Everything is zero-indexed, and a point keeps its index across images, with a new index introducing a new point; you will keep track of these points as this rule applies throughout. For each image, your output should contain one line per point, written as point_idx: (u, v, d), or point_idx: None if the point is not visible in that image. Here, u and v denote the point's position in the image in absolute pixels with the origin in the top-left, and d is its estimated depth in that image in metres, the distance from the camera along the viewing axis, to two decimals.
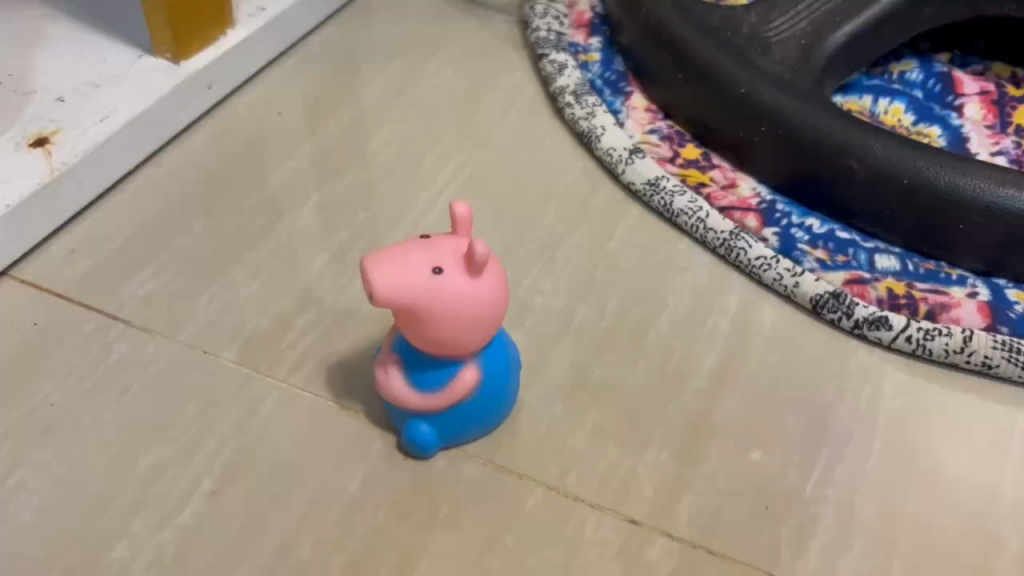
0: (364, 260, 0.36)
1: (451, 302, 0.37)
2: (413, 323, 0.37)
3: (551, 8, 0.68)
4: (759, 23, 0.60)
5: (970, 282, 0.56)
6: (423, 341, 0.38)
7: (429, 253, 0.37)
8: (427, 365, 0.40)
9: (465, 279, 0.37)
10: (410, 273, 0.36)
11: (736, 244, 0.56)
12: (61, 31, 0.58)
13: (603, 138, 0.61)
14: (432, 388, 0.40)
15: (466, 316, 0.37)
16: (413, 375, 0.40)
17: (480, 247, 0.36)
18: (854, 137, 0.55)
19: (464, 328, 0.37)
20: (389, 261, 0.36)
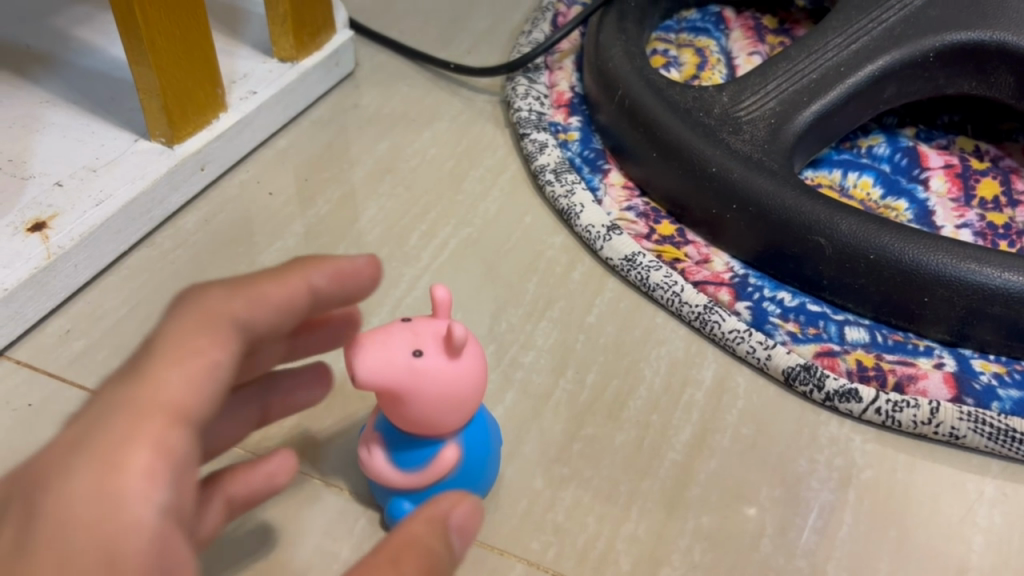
0: (345, 344, 0.34)
1: (433, 390, 0.34)
2: (394, 410, 0.35)
3: (531, 89, 0.70)
4: (731, 103, 0.59)
5: (937, 353, 0.50)
6: (404, 423, 0.36)
7: (414, 336, 0.35)
8: (410, 444, 0.37)
9: (449, 365, 0.35)
10: (390, 362, 0.34)
11: (710, 317, 0.51)
12: (60, 118, 0.63)
13: (583, 215, 0.59)
14: (417, 473, 0.37)
15: (452, 404, 0.35)
16: (397, 456, 0.37)
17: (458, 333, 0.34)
18: (822, 214, 0.51)
19: (450, 416, 0.35)
20: (370, 344, 0.34)
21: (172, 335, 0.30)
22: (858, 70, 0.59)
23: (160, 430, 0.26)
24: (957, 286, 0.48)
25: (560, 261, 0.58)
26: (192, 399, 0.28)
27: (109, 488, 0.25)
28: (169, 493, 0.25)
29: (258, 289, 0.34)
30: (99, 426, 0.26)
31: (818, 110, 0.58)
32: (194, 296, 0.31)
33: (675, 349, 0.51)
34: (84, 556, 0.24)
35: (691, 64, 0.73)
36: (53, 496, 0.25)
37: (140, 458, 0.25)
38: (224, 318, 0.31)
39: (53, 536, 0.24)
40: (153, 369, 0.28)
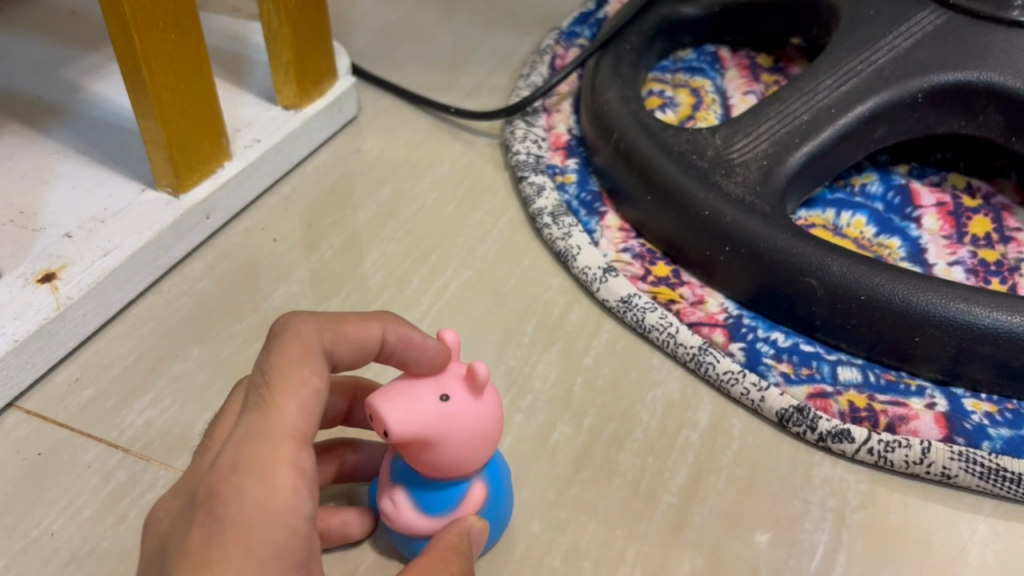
0: (372, 398, 0.35)
1: (466, 427, 0.36)
2: (426, 457, 0.36)
3: (529, 132, 0.72)
4: (723, 145, 0.60)
5: (929, 393, 0.50)
6: (432, 467, 0.36)
7: (434, 380, 0.36)
8: (436, 488, 0.38)
9: (475, 401, 0.36)
10: (419, 407, 0.35)
11: (705, 358, 0.52)
12: (70, 169, 0.64)
13: (580, 257, 0.60)
14: (445, 514, 0.38)
15: (483, 440, 0.36)
16: (422, 502, 0.38)
17: (483, 368, 0.35)
18: (813, 256, 0.52)
19: (481, 453, 0.37)
20: (398, 394, 0.35)
21: (278, 363, 0.32)
22: (849, 111, 0.60)
23: (297, 450, 0.31)
24: (947, 326, 0.49)
25: (558, 303, 0.59)
26: (311, 423, 0.32)
27: (275, 499, 0.30)
28: (311, 503, 0.30)
29: (341, 330, 0.35)
30: (252, 444, 0.30)
31: (809, 151, 0.59)
32: (289, 324, 0.34)
33: (671, 390, 0.52)
34: (265, 555, 0.29)
35: (687, 104, 0.74)
36: (230, 506, 0.29)
37: (289, 474, 0.30)
38: (315, 344, 0.34)
39: (237, 538, 0.29)
40: (276, 397, 0.31)
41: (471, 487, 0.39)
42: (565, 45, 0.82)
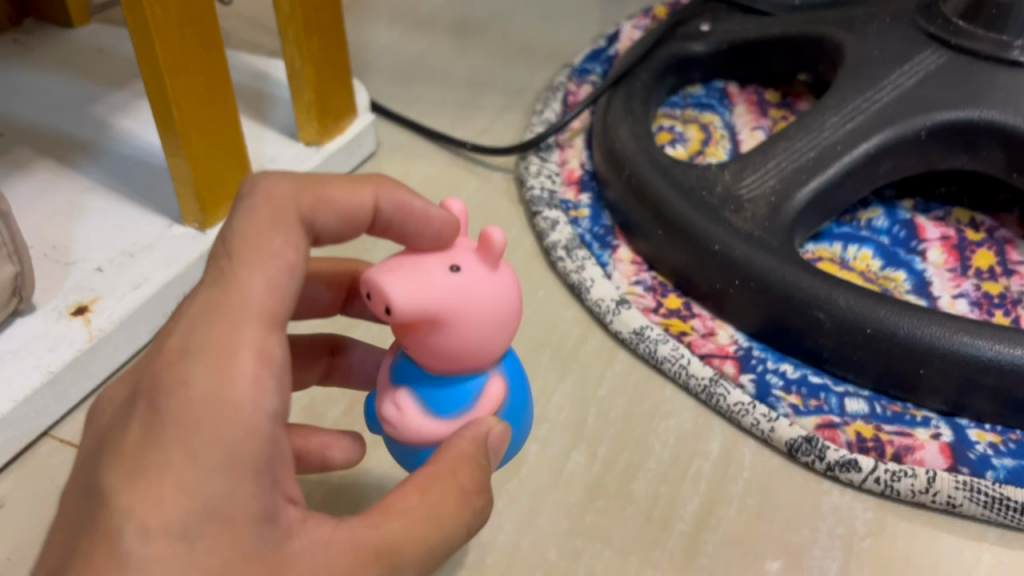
0: (375, 271, 0.34)
1: (478, 297, 0.35)
2: (436, 337, 0.35)
3: (543, 168, 0.74)
4: (733, 181, 0.62)
5: (935, 423, 0.52)
6: (440, 352, 0.36)
7: (441, 253, 0.36)
8: (442, 391, 0.37)
9: (486, 271, 0.36)
10: (425, 277, 0.34)
11: (716, 389, 0.54)
12: (100, 204, 0.67)
13: (593, 290, 0.61)
14: (453, 417, 0.37)
15: (498, 313, 0.36)
16: (429, 405, 0.37)
17: (497, 236, 0.36)
18: (820, 290, 0.53)
19: (497, 330, 0.36)
20: (402, 270, 0.34)
21: (246, 234, 0.32)
22: (854, 148, 0.62)
23: (260, 337, 0.30)
24: (951, 357, 0.50)
25: (572, 335, 0.60)
26: (281, 297, 0.31)
27: (226, 394, 0.29)
28: (276, 399, 0.30)
29: (323, 198, 0.35)
30: (205, 332, 0.30)
31: (816, 187, 0.61)
32: (261, 190, 0.34)
33: (683, 421, 0.54)
34: (210, 458, 0.28)
35: (696, 139, 0.76)
36: (174, 398, 0.29)
37: (248, 366, 0.29)
38: (289, 208, 0.34)
39: (180, 438, 0.28)
40: (242, 274, 0.31)
41: (482, 382, 0.38)
42: (577, 82, 0.84)
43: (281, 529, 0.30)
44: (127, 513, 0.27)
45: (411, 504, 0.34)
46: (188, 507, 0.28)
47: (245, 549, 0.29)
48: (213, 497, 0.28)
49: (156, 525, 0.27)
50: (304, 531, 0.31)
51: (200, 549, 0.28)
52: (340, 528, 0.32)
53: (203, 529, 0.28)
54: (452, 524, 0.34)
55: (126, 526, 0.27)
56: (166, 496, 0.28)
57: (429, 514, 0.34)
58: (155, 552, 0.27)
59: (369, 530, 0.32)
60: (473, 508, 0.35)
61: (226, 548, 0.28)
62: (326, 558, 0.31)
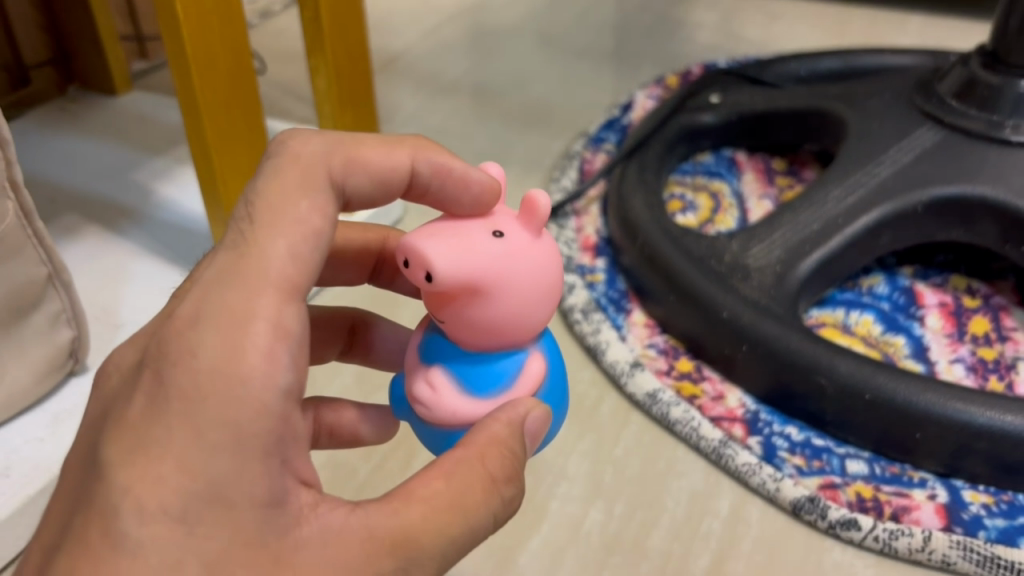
0: (420, 235, 0.36)
1: (520, 263, 0.37)
2: (477, 304, 0.37)
3: (561, 234, 0.78)
4: (740, 251, 0.66)
5: (931, 484, 0.55)
6: (480, 322, 0.37)
7: (481, 221, 0.38)
8: (476, 372, 0.39)
9: (527, 237, 0.38)
10: (469, 243, 0.36)
11: (725, 450, 0.57)
12: (143, 268, 0.71)
13: (609, 352, 0.65)
14: (487, 396, 0.38)
15: (538, 280, 0.38)
16: (462, 384, 0.38)
17: (541, 198, 0.38)
18: (822, 357, 0.57)
19: (539, 298, 0.38)
20: (449, 236, 0.36)
21: (274, 193, 0.34)
22: (855, 220, 0.66)
23: (278, 307, 0.32)
24: (945, 422, 0.53)
25: (590, 396, 0.64)
26: (298, 265, 0.33)
27: (234, 368, 0.30)
28: (288, 375, 0.31)
29: (357, 156, 0.39)
30: (219, 300, 0.31)
31: (818, 257, 0.65)
32: (291, 149, 0.37)
33: (694, 481, 0.57)
34: (215, 436, 0.29)
35: (706, 207, 0.80)
36: (181, 369, 0.30)
37: (262, 337, 0.31)
38: (322, 163, 0.37)
39: (186, 412, 0.29)
40: (267, 232, 0.33)
41: (520, 358, 0.39)
42: (592, 151, 0.89)
43: (287, 517, 0.31)
44: (126, 489, 0.28)
45: (436, 491, 0.33)
46: (190, 488, 0.29)
47: (246, 536, 0.29)
48: (216, 477, 0.29)
49: (153, 505, 0.28)
50: (315, 518, 0.32)
51: (198, 534, 0.29)
52: (354, 515, 0.32)
53: (203, 513, 0.29)
54: (477, 512, 0.34)
55: (123, 506, 0.28)
56: (167, 474, 0.29)
57: (453, 502, 0.33)
58: (154, 532, 0.28)
59: (386, 518, 0.32)
60: (500, 497, 0.35)
61: (228, 533, 0.29)
62: (336, 549, 0.31)
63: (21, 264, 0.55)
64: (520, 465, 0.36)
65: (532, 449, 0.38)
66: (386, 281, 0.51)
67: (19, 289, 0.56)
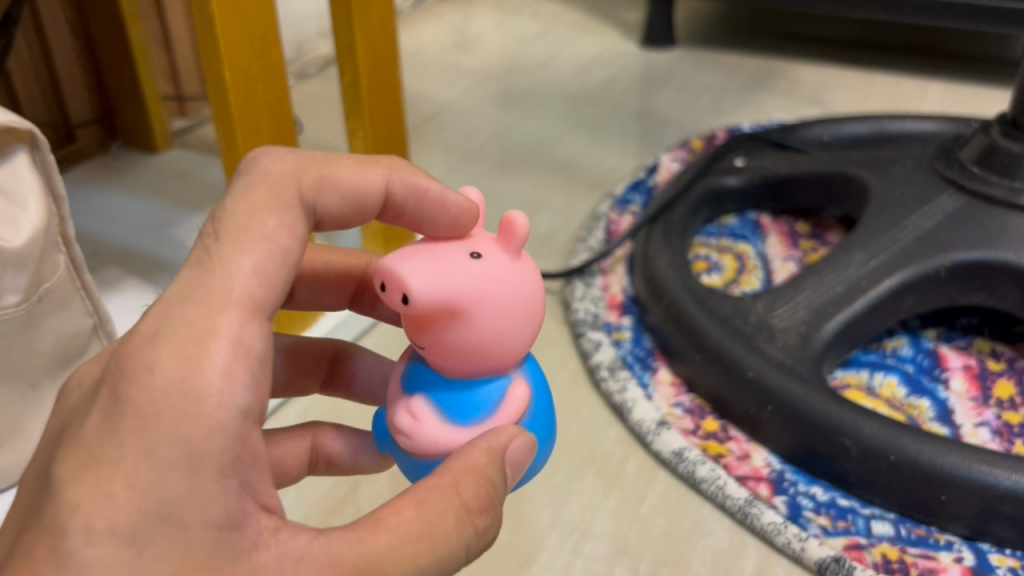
0: (399, 255, 0.37)
1: (499, 285, 0.38)
2: (457, 326, 0.38)
3: (587, 292, 0.80)
4: (765, 311, 0.68)
5: (957, 547, 0.55)
6: (462, 344, 0.38)
7: (459, 243, 0.39)
8: (461, 401, 0.39)
9: (506, 259, 0.39)
10: (451, 266, 0.37)
11: (751, 509, 0.57)
12: None
13: (634, 411, 0.66)
14: (470, 426, 0.39)
15: (517, 301, 0.39)
16: (446, 411, 0.39)
17: (519, 220, 0.39)
18: (847, 418, 0.58)
19: (518, 321, 0.39)
20: (431, 259, 0.37)
21: (242, 209, 0.35)
22: (878, 283, 0.67)
23: (239, 325, 0.32)
24: (970, 485, 0.54)
25: (616, 454, 0.65)
26: (265, 280, 0.34)
27: (190, 385, 0.30)
28: (246, 395, 0.31)
29: (330, 176, 0.40)
30: (181, 319, 0.32)
31: (842, 320, 0.66)
32: (262, 166, 0.38)
33: (719, 539, 0.58)
34: (166, 455, 0.29)
35: (731, 268, 0.82)
36: (137, 385, 0.31)
37: (221, 354, 0.31)
38: (293, 179, 0.38)
39: (137, 429, 0.30)
40: (232, 248, 0.34)
41: (503, 385, 0.40)
42: (618, 213, 0.91)
43: (246, 540, 0.31)
44: (76, 507, 0.29)
45: (405, 519, 0.34)
46: (140, 507, 0.29)
47: (198, 558, 0.30)
48: (167, 496, 0.29)
49: (102, 523, 0.29)
50: (275, 543, 0.32)
51: (147, 555, 0.29)
52: (316, 542, 0.32)
53: (153, 533, 0.29)
54: (448, 542, 0.34)
55: (73, 524, 0.29)
56: (117, 493, 0.29)
57: (422, 531, 0.33)
58: (100, 552, 0.29)
59: (350, 545, 0.32)
60: (474, 527, 0.35)
61: (179, 555, 0.29)
62: (295, 570, 0.31)
63: (70, 316, 0.58)
64: (497, 495, 0.36)
65: (514, 479, 0.38)
66: (367, 307, 0.53)
67: (66, 339, 0.58)
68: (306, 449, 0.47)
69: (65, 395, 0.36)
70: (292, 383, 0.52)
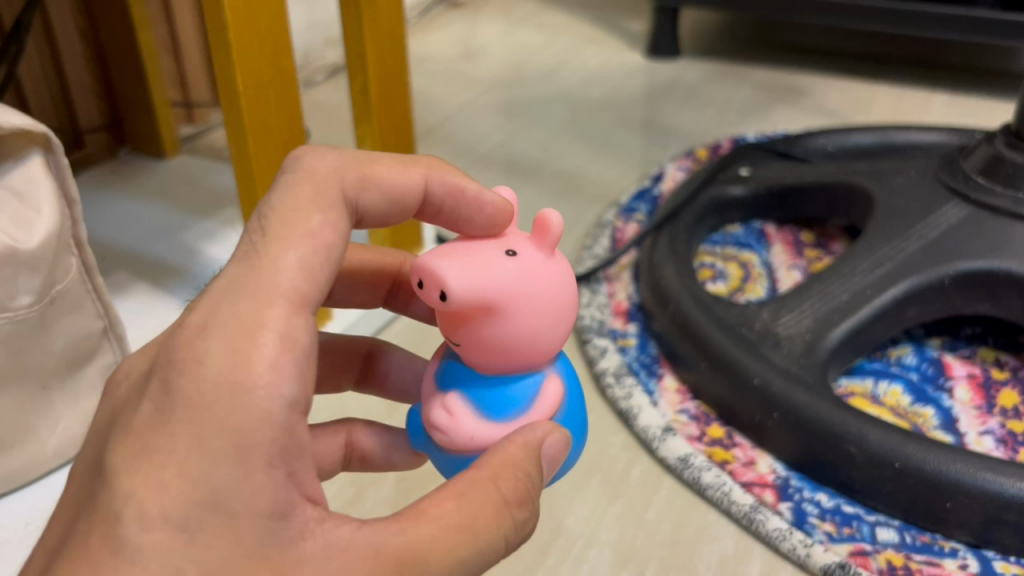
0: (436, 253, 0.37)
1: (532, 281, 0.39)
2: (493, 323, 0.38)
3: (593, 300, 0.80)
4: (770, 319, 0.68)
5: (962, 554, 0.55)
6: (497, 341, 0.38)
7: (494, 242, 0.40)
8: (497, 396, 0.40)
9: (540, 256, 0.40)
10: (486, 263, 0.38)
11: (756, 515, 0.58)
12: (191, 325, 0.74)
13: (640, 417, 0.66)
14: (506, 421, 0.40)
15: (551, 299, 0.39)
16: (482, 407, 0.40)
17: (553, 218, 0.40)
18: (852, 425, 0.58)
19: (552, 316, 0.39)
20: (467, 257, 0.38)
21: (288, 207, 0.36)
22: (883, 292, 0.67)
23: (286, 318, 0.33)
24: (974, 492, 0.54)
25: (621, 460, 0.65)
26: (311, 277, 0.34)
27: (239, 377, 0.31)
28: (293, 386, 0.32)
29: (371, 175, 0.41)
30: (231, 311, 0.32)
31: (848, 327, 0.66)
32: (307, 164, 0.38)
33: (725, 545, 0.58)
34: (218, 445, 0.30)
35: (736, 276, 0.82)
36: (187, 376, 0.31)
37: (269, 346, 0.32)
38: (336, 178, 0.38)
39: (190, 421, 0.30)
40: (278, 244, 0.34)
41: (537, 380, 0.41)
42: (624, 221, 0.91)
43: (292, 530, 0.31)
44: (129, 495, 0.30)
45: (445, 511, 0.34)
46: (191, 496, 0.30)
47: (247, 547, 0.30)
48: (218, 486, 0.30)
49: (155, 511, 0.29)
50: (321, 532, 0.32)
51: (198, 543, 0.30)
52: (361, 531, 0.33)
53: (204, 521, 0.30)
54: (488, 534, 0.34)
55: (127, 512, 0.30)
56: (168, 481, 0.30)
57: (461, 523, 0.34)
58: (154, 539, 0.29)
59: (393, 536, 0.33)
60: (512, 520, 0.35)
61: (229, 544, 0.30)
62: (339, 562, 0.32)
63: (81, 318, 0.58)
64: (535, 489, 0.36)
65: (549, 474, 0.38)
66: (400, 305, 0.53)
67: (76, 341, 0.58)
68: (340, 445, 0.48)
69: (112, 388, 0.37)
70: (327, 379, 0.52)
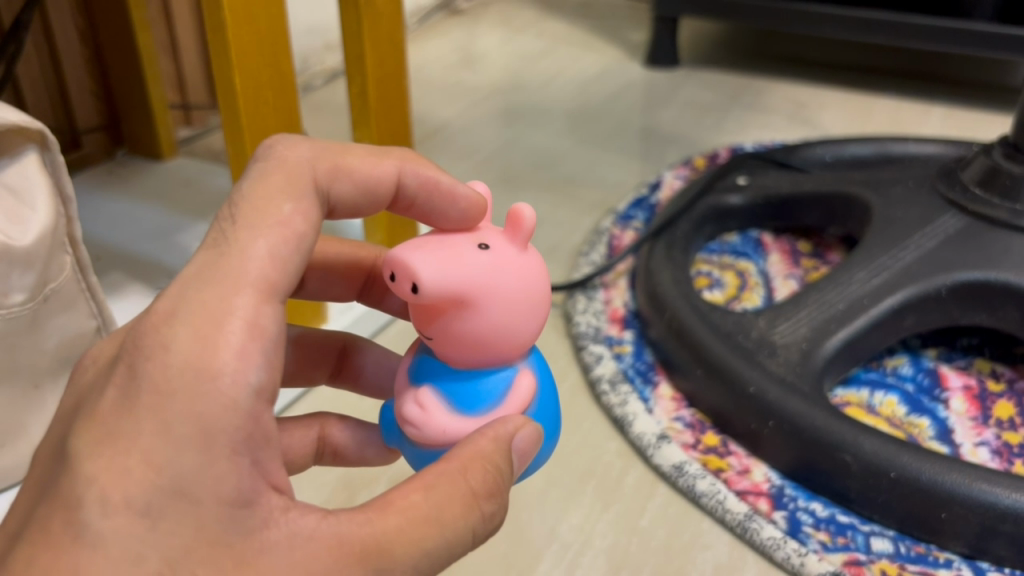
0: (406, 246, 0.37)
1: (504, 274, 0.38)
2: (465, 318, 0.38)
3: (589, 305, 0.80)
4: (767, 327, 0.68)
5: (957, 564, 0.55)
6: (469, 336, 0.38)
7: (466, 235, 0.40)
8: (469, 391, 0.40)
9: (513, 250, 0.40)
10: (457, 257, 0.37)
11: (751, 524, 0.57)
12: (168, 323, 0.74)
13: (635, 424, 0.66)
14: (478, 416, 0.39)
15: (523, 293, 0.39)
16: (454, 401, 0.39)
17: (526, 211, 0.40)
18: (848, 434, 0.58)
19: (524, 309, 0.39)
20: (438, 251, 0.37)
21: (258, 196, 0.35)
22: (880, 301, 0.67)
23: (254, 306, 0.32)
24: (971, 503, 0.54)
25: (616, 466, 0.65)
26: (279, 262, 0.34)
27: (204, 364, 0.31)
28: (259, 373, 0.31)
29: (345, 164, 0.40)
30: (198, 296, 0.32)
31: (843, 336, 0.66)
32: (279, 153, 0.38)
33: (719, 553, 0.58)
34: (182, 431, 0.30)
35: (732, 285, 0.82)
36: (153, 362, 0.31)
37: (236, 334, 0.32)
38: (308, 167, 0.38)
39: (152, 408, 0.30)
40: (249, 231, 0.34)
41: (509, 375, 0.40)
42: (621, 228, 0.91)
43: (257, 518, 0.31)
44: (92, 480, 0.30)
45: (414, 502, 0.34)
46: (154, 482, 0.29)
47: (210, 536, 0.30)
48: (181, 472, 0.30)
49: (118, 497, 0.29)
50: (285, 521, 0.32)
51: (160, 530, 0.29)
52: (326, 521, 0.32)
53: (167, 508, 0.29)
54: (455, 526, 0.34)
55: (89, 497, 0.29)
56: (132, 467, 0.30)
57: (431, 514, 0.33)
58: (115, 524, 0.29)
59: (359, 526, 0.32)
60: (480, 512, 0.35)
61: (191, 531, 0.30)
62: (304, 552, 0.31)
63: (74, 317, 0.58)
64: (505, 483, 0.36)
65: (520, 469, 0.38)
66: (376, 299, 0.53)
67: (69, 340, 0.58)
68: (313, 439, 0.47)
69: (80, 373, 0.37)
70: (302, 373, 0.52)
